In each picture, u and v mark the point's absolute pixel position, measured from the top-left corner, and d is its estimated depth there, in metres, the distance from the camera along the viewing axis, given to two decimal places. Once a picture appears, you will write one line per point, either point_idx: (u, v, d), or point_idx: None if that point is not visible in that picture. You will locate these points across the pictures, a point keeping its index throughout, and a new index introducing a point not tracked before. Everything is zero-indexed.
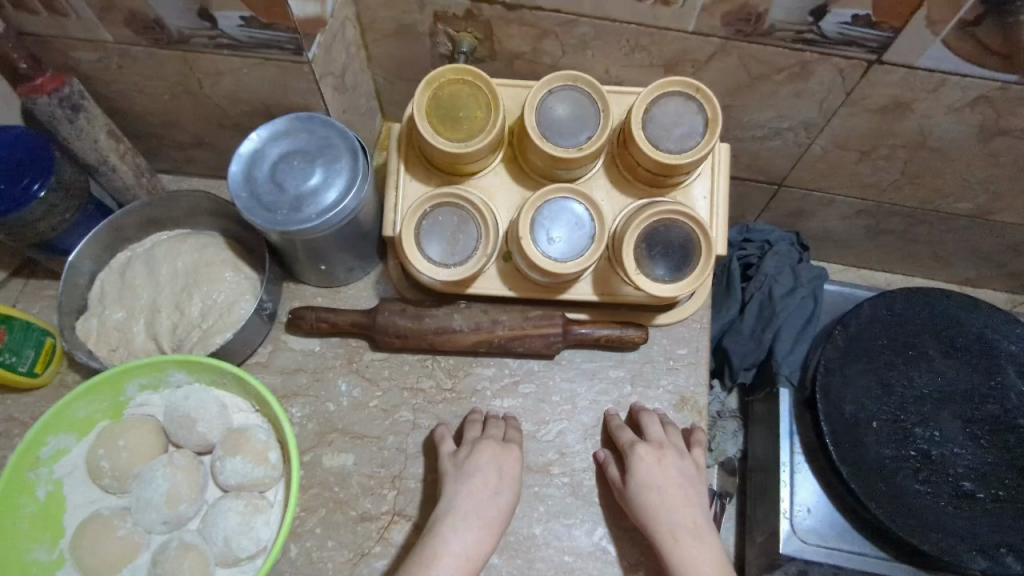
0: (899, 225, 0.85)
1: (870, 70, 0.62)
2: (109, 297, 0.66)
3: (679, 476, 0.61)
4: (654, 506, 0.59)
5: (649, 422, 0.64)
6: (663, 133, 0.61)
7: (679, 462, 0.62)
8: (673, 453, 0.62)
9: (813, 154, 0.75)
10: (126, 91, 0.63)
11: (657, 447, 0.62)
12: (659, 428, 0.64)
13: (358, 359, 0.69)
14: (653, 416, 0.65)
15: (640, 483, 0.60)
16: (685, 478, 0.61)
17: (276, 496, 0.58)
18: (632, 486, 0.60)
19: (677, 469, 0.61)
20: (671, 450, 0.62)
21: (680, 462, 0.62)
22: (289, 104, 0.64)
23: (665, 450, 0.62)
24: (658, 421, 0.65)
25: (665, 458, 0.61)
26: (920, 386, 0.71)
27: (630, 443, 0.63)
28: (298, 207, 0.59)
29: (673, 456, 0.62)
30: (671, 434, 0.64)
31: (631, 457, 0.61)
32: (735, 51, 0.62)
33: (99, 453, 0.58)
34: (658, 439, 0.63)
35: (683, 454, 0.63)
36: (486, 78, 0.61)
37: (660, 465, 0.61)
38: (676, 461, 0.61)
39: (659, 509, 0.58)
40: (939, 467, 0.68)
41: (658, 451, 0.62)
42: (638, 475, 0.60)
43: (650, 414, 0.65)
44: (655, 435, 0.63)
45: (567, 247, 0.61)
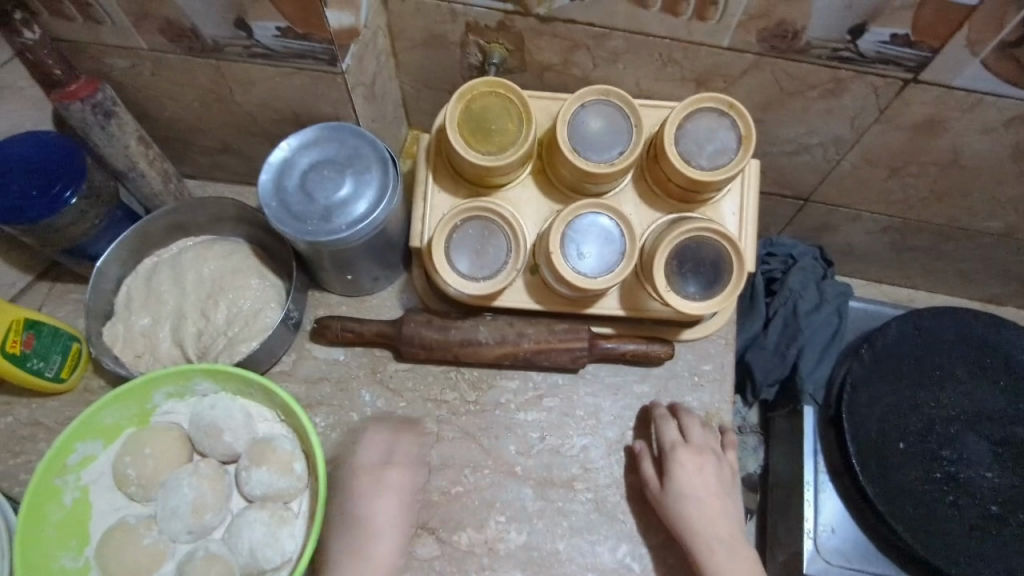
0: (925, 242, 0.84)
1: (906, 89, 0.61)
2: (135, 303, 0.66)
3: (717, 483, 0.61)
4: (692, 515, 0.60)
5: (690, 425, 0.64)
6: (695, 149, 0.61)
7: (718, 470, 0.62)
8: (712, 461, 0.62)
9: (842, 170, 0.74)
10: (156, 97, 0.63)
11: (698, 454, 0.62)
12: (701, 431, 0.64)
13: (382, 370, 0.68)
14: (694, 418, 0.65)
15: (679, 489, 0.60)
16: (722, 486, 0.62)
17: (301, 507, 0.58)
18: (670, 491, 0.61)
19: (716, 478, 0.62)
20: (711, 457, 0.62)
21: (719, 469, 0.62)
22: (318, 113, 0.64)
23: (705, 457, 0.62)
24: (698, 424, 0.64)
25: (705, 467, 0.61)
26: (947, 407, 0.70)
27: (672, 446, 0.62)
28: (327, 217, 0.59)
29: (713, 465, 0.62)
30: (711, 438, 0.64)
31: (673, 463, 0.61)
32: (769, 68, 0.62)
33: (125, 461, 0.58)
34: (699, 445, 0.63)
35: (721, 461, 0.63)
36: (518, 90, 0.60)
37: (700, 473, 0.61)
38: (715, 469, 0.62)
39: (696, 518, 0.59)
40: (966, 490, 0.68)
41: (698, 458, 0.62)
42: (678, 481, 0.61)
43: (692, 415, 0.65)
44: (695, 440, 0.63)
45: (597, 262, 0.60)
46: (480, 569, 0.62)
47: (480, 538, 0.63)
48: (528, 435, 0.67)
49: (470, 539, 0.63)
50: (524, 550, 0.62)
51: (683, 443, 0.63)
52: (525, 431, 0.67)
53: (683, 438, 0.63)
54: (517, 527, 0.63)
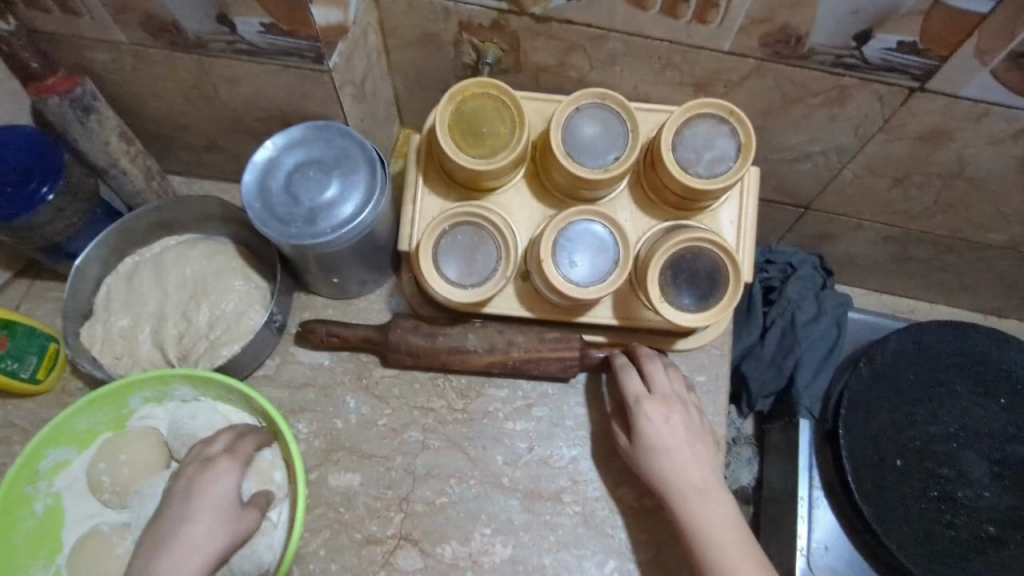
0: (927, 253, 0.83)
1: (912, 98, 0.59)
2: (115, 304, 0.65)
3: (687, 431, 0.60)
4: (662, 467, 0.59)
5: (654, 373, 0.62)
6: (693, 156, 0.59)
7: (686, 417, 0.61)
8: (680, 408, 0.61)
9: (844, 178, 0.72)
10: (138, 92, 0.61)
11: (664, 403, 0.60)
12: (665, 378, 0.62)
13: (368, 375, 0.67)
14: (657, 362, 0.62)
15: (647, 443, 0.60)
16: (693, 432, 0.60)
17: (279, 515, 0.57)
18: (639, 447, 0.60)
19: (685, 425, 0.60)
20: (679, 405, 0.61)
21: (687, 416, 0.61)
22: (306, 111, 0.62)
23: (672, 405, 0.60)
24: (663, 370, 0.62)
25: (672, 416, 0.60)
26: (946, 424, 0.69)
27: (636, 399, 0.61)
28: (312, 220, 0.58)
29: (681, 413, 0.60)
30: (676, 382, 0.62)
31: (639, 417, 0.60)
32: (771, 73, 0.60)
33: (100, 467, 0.57)
34: (665, 393, 0.61)
35: (689, 406, 0.62)
36: (512, 92, 0.59)
37: (669, 422, 0.60)
38: (684, 416, 0.60)
39: (667, 469, 0.58)
40: (963, 509, 0.66)
41: (666, 408, 0.60)
42: (645, 435, 0.60)
43: (655, 361, 0.63)
44: (661, 389, 0.61)
45: (589, 271, 0.59)
46: None
47: (464, 551, 0.61)
48: (516, 445, 0.65)
49: (454, 552, 0.61)
50: (509, 564, 0.61)
51: (648, 393, 0.61)
52: (513, 441, 0.65)
53: (648, 388, 0.62)
54: (503, 540, 0.62)
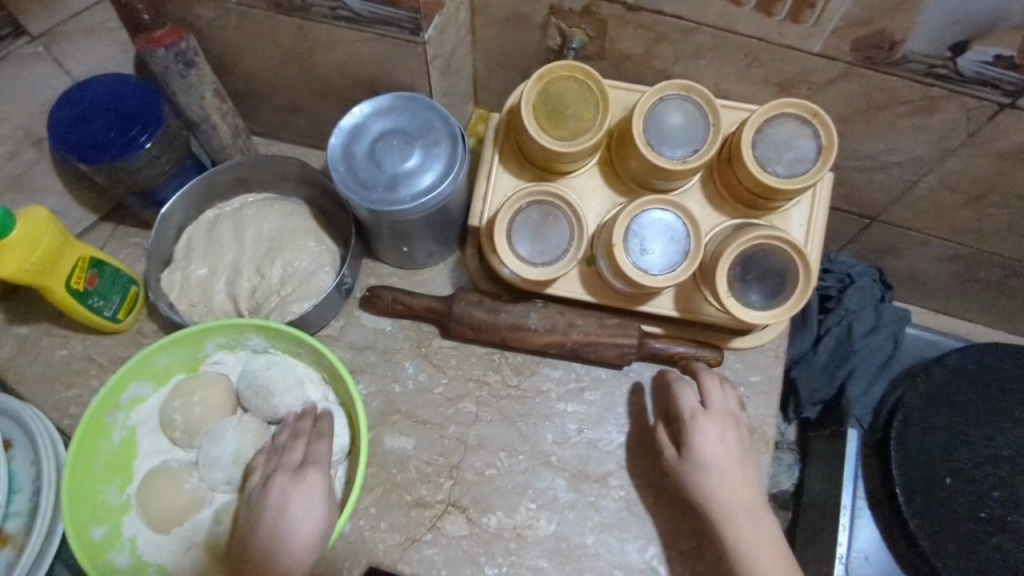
0: (993, 275, 0.81)
1: (1002, 114, 0.58)
2: (194, 253, 0.67)
3: (738, 451, 0.60)
4: (712, 487, 0.58)
5: (710, 389, 0.62)
6: (773, 155, 0.59)
7: (740, 436, 0.60)
8: (734, 428, 0.60)
9: (917, 192, 0.71)
10: (235, 51, 0.63)
11: (720, 421, 0.60)
12: (721, 396, 0.62)
13: (428, 344, 0.69)
14: (714, 380, 0.63)
15: (698, 460, 0.59)
16: (744, 453, 0.60)
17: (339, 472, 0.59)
18: (689, 463, 0.59)
19: (738, 445, 0.60)
20: (732, 425, 0.60)
21: (740, 436, 0.60)
22: (392, 82, 0.64)
23: (726, 423, 0.60)
24: (719, 387, 0.62)
25: (726, 435, 0.60)
26: (1002, 448, 0.68)
27: (690, 413, 0.61)
28: (393, 187, 0.59)
29: (735, 433, 0.60)
30: (731, 401, 0.62)
31: (692, 431, 0.60)
32: (858, 78, 0.60)
33: (174, 406, 0.59)
34: (721, 411, 0.61)
35: (742, 425, 0.61)
36: (598, 77, 0.59)
37: (722, 441, 0.59)
38: (737, 436, 0.60)
39: (717, 489, 0.58)
40: (1012, 534, 0.65)
41: (720, 426, 0.60)
42: (697, 452, 0.59)
43: (711, 377, 0.63)
44: (716, 407, 0.61)
45: (659, 261, 0.59)
46: (507, 554, 0.61)
47: (510, 522, 0.62)
48: (567, 425, 0.66)
49: (500, 523, 0.62)
50: (553, 539, 0.62)
51: (703, 409, 0.61)
52: (563, 421, 0.66)
53: (703, 404, 0.62)
54: (547, 516, 0.63)
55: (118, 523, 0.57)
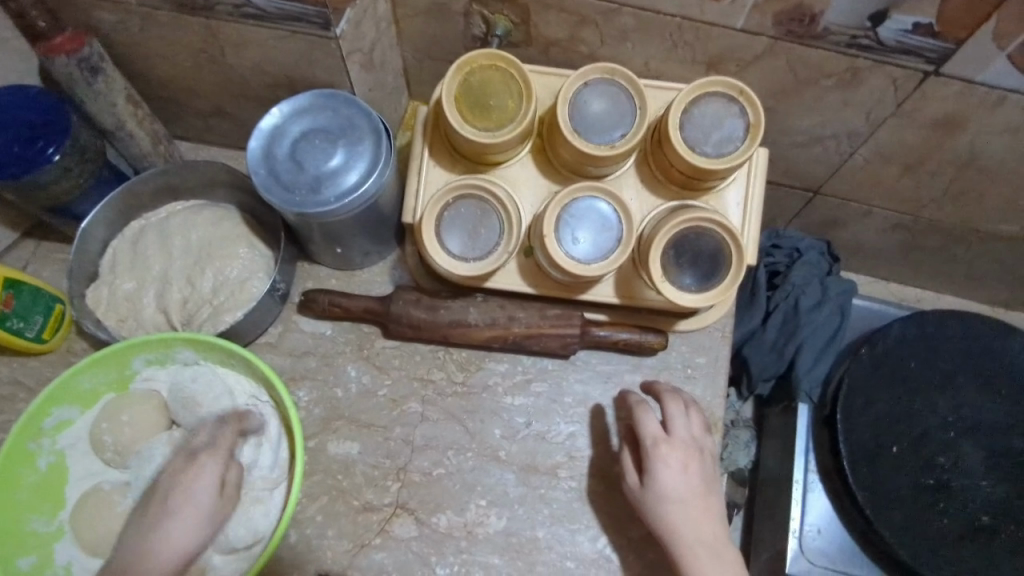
0: (936, 243, 0.82)
1: (926, 82, 0.58)
2: (120, 267, 0.65)
3: (703, 483, 0.56)
4: (674, 522, 0.55)
5: (673, 414, 0.58)
6: (701, 136, 0.58)
7: (704, 467, 0.57)
8: (698, 457, 0.57)
9: (854, 164, 0.71)
10: (145, 55, 0.61)
11: (683, 450, 0.57)
12: (685, 421, 0.58)
13: (370, 346, 0.67)
14: (679, 406, 0.59)
15: (661, 492, 0.55)
16: (708, 484, 0.57)
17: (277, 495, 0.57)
18: (651, 495, 0.56)
19: (703, 477, 0.56)
20: (696, 454, 0.57)
21: (704, 466, 0.57)
22: (313, 79, 0.62)
23: (690, 453, 0.57)
24: (683, 411, 0.59)
25: (690, 464, 0.56)
26: (945, 414, 0.69)
27: (652, 441, 0.57)
28: (316, 188, 0.58)
29: (699, 462, 0.57)
30: (695, 427, 0.58)
31: (655, 461, 0.56)
32: (783, 53, 0.59)
33: (102, 427, 0.58)
34: (684, 439, 0.57)
35: (707, 453, 0.58)
36: (520, 64, 0.58)
37: (685, 473, 0.56)
38: (702, 466, 0.57)
39: (680, 525, 0.55)
40: (957, 499, 0.66)
41: (684, 455, 0.56)
42: (658, 484, 0.55)
43: (675, 402, 0.59)
44: (680, 434, 0.57)
45: (592, 249, 0.59)
46: (458, 552, 0.61)
47: (459, 521, 0.62)
48: (514, 419, 0.65)
49: (449, 521, 0.62)
50: (503, 535, 0.62)
51: (666, 437, 0.57)
52: (510, 415, 0.66)
53: (666, 430, 0.58)
54: (497, 512, 0.62)
55: (50, 550, 0.55)
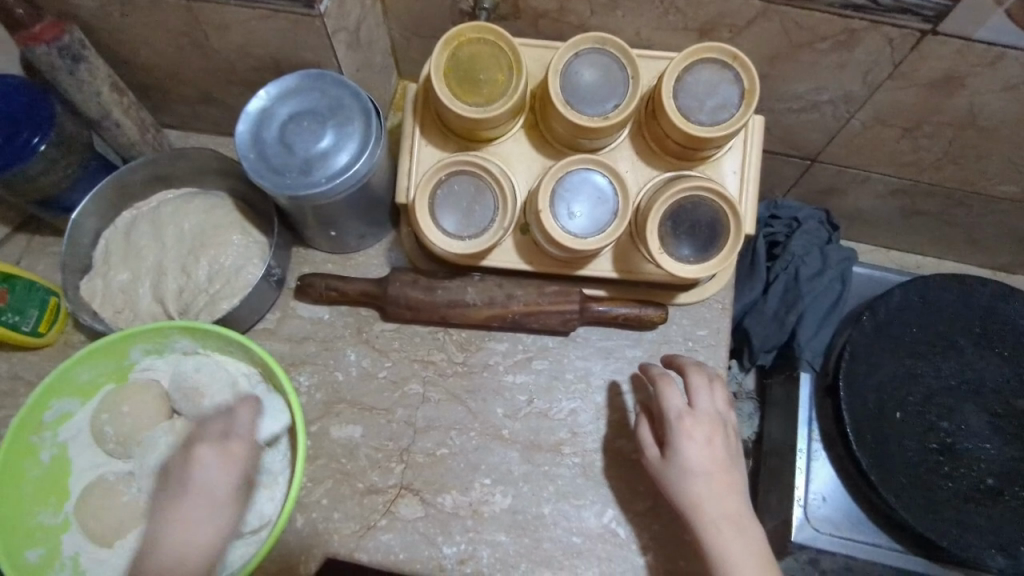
0: (935, 207, 0.82)
1: (923, 41, 0.57)
2: (113, 259, 0.65)
3: (727, 457, 0.56)
4: (697, 495, 0.54)
5: (697, 388, 0.58)
6: (695, 104, 0.57)
7: (727, 441, 0.56)
8: (722, 432, 0.56)
9: (852, 129, 0.70)
10: (127, 41, 0.60)
11: (707, 424, 0.56)
12: (708, 396, 0.58)
13: (368, 329, 0.67)
14: (703, 380, 0.58)
15: (684, 465, 0.55)
16: (732, 459, 0.56)
17: (280, 484, 0.58)
18: (674, 468, 0.55)
19: (726, 451, 0.56)
20: (720, 428, 0.56)
21: (728, 441, 0.56)
22: (299, 60, 0.61)
23: (714, 426, 0.56)
24: (706, 386, 0.58)
25: (714, 438, 0.56)
26: (947, 377, 0.69)
27: (676, 415, 0.56)
28: (307, 170, 0.57)
29: (723, 436, 0.56)
30: (719, 401, 0.58)
31: (679, 434, 0.56)
32: (777, 16, 0.57)
33: (103, 419, 0.58)
34: (708, 413, 0.57)
35: (730, 427, 0.57)
36: (508, 37, 0.57)
37: (709, 446, 0.55)
38: (726, 440, 0.56)
39: (703, 498, 0.54)
40: (961, 461, 0.66)
41: (709, 429, 0.56)
42: (682, 457, 0.55)
43: (699, 376, 0.59)
44: (703, 408, 0.57)
45: (588, 223, 0.58)
46: (464, 531, 0.61)
47: (464, 500, 0.62)
48: (516, 398, 0.65)
49: (454, 501, 0.62)
50: (509, 513, 0.62)
51: (690, 410, 0.57)
52: (512, 393, 0.65)
53: (690, 404, 0.57)
54: (502, 490, 0.62)
55: (56, 542, 0.56)
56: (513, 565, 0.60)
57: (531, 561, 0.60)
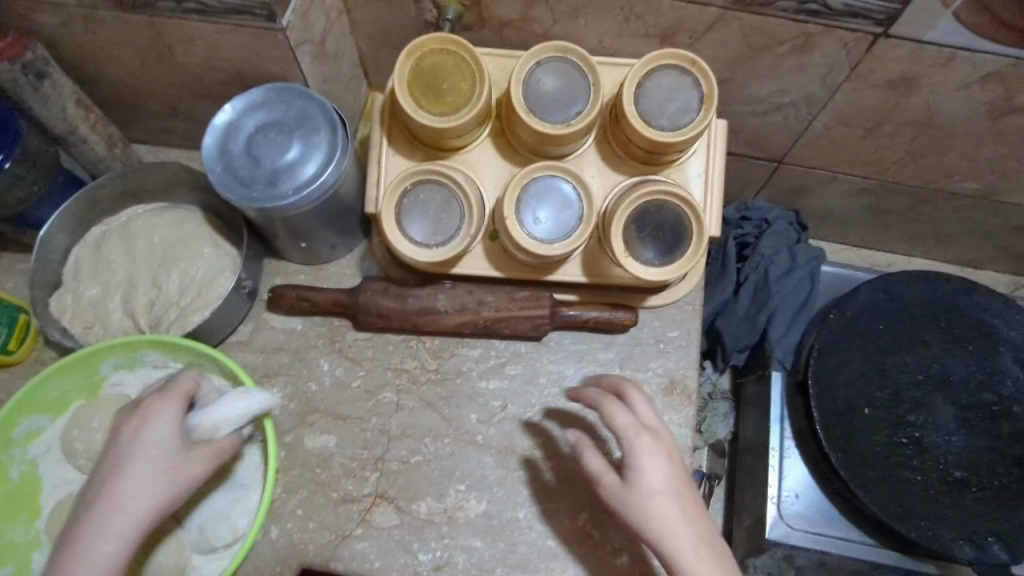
0: (902, 205, 0.83)
1: (877, 43, 0.58)
2: (83, 274, 0.65)
3: (684, 474, 0.53)
4: (667, 521, 0.50)
5: (641, 403, 0.55)
6: (656, 109, 0.58)
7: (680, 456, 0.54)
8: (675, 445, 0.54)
9: (815, 130, 0.72)
10: (92, 57, 0.60)
11: (661, 438, 0.53)
12: (653, 410, 0.55)
13: (341, 339, 0.67)
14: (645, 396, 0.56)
15: (648, 487, 0.51)
16: (687, 475, 0.53)
17: (251, 501, 0.57)
18: (637, 494, 0.51)
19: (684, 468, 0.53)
20: (673, 443, 0.54)
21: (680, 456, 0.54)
22: (265, 73, 0.61)
23: (667, 440, 0.53)
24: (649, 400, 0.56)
25: (669, 453, 0.53)
26: (914, 372, 0.70)
27: (628, 434, 0.53)
28: (274, 182, 0.57)
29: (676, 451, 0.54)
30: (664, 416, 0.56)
31: (636, 453, 0.52)
32: (735, 22, 0.58)
33: (74, 434, 0.58)
34: (659, 427, 0.54)
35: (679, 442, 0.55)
36: (470, 47, 0.58)
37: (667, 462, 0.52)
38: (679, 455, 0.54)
39: (673, 523, 0.50)
40: (929, 455, 0.67)
41: (663, 444, 0.53)
42: (644, 479, 0.51)
43: (639, 392, 0.57)
44: (653, 422, 0.54)
45: (554, 228, 0.59)
46: (440, 537, 0.61)
47: (439, 507, 0.62)
48: (490, 403, 0.66)
49: (429, 508, 0.62)
50: (484, 518, 0.62)
51: (641, 425, 0.54)
52: (486, 399, 0.66)
53: (639, 420, 0.54)
54: (477, 496, 0.63)
55: (28, 560, 0.56)
56: (489, 570, 0.60)
57: (506, 565, 0.61)
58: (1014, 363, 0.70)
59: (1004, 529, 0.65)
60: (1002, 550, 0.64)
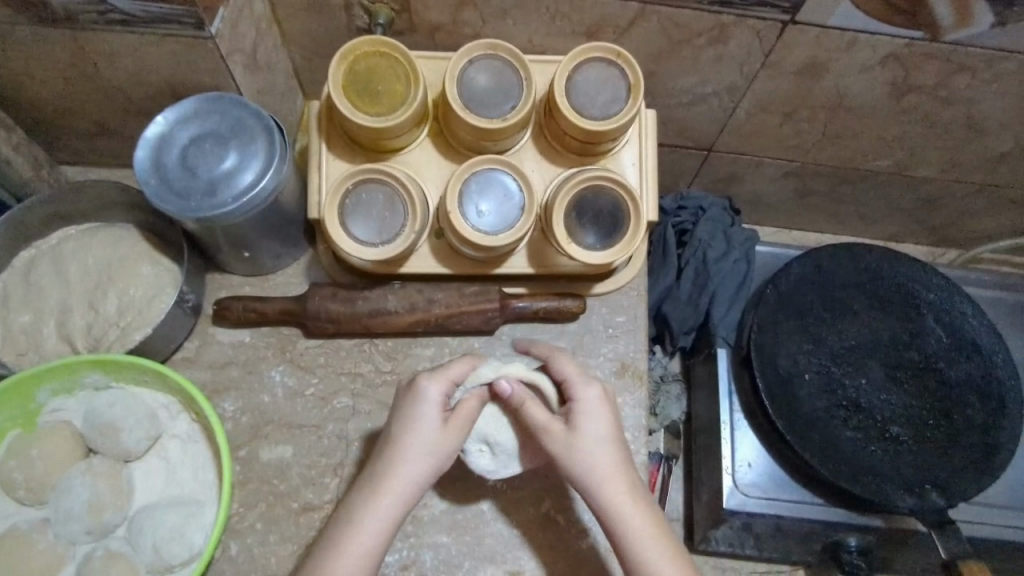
0: (824, 185, 0.88)
1: (786, 31, 0.62)
2: (13, 301, 0.62)
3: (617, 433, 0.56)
4: (603, 465, 0.54)
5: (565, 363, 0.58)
6: (587, 101, 0.61)
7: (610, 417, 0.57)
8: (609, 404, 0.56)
9: (738, 118, 0.76)
10: (12, 76, 0.59)
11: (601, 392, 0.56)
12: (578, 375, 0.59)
13: (292, 348, 0.66)
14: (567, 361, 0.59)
15: (591, 440, 0.54)
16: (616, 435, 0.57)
17: (206, 518, 0.56)
18: (579, 443, 0.54)
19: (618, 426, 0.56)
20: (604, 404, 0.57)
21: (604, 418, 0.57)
22: (196, 84, 0.60)
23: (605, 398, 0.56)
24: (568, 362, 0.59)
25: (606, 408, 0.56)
26: (848, 338, 0.74)
27: (579, 388, 0.55)
28: (213, 191, 0.57)
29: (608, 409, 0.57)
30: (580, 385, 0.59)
31: (585, 398, 0.55)
32: (654, 16, 0.62)
33: (11, 465, 0.55)
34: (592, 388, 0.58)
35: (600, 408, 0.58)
36: (403, 49, 0.59)
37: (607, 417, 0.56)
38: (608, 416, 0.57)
39: (609, 470, 0.54)
40: (867, 414, 0.71)
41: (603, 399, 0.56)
42: (589, 431, 0.54)
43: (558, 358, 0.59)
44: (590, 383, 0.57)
45: (497, 219, 0.60)
46: (406, 537, 0.61)
47: None
48: None
49: None
50: (448, 513, 0.62)
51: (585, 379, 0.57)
52: None
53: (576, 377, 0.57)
54: (440, 492, 0.63)
55: None
56: (456, 565, 0.61)
57: (473, 558, 0.61)
58: (935, 323, 0.75)
59: (939, 477, 0.69)
60: (940, 497, 0.68)
